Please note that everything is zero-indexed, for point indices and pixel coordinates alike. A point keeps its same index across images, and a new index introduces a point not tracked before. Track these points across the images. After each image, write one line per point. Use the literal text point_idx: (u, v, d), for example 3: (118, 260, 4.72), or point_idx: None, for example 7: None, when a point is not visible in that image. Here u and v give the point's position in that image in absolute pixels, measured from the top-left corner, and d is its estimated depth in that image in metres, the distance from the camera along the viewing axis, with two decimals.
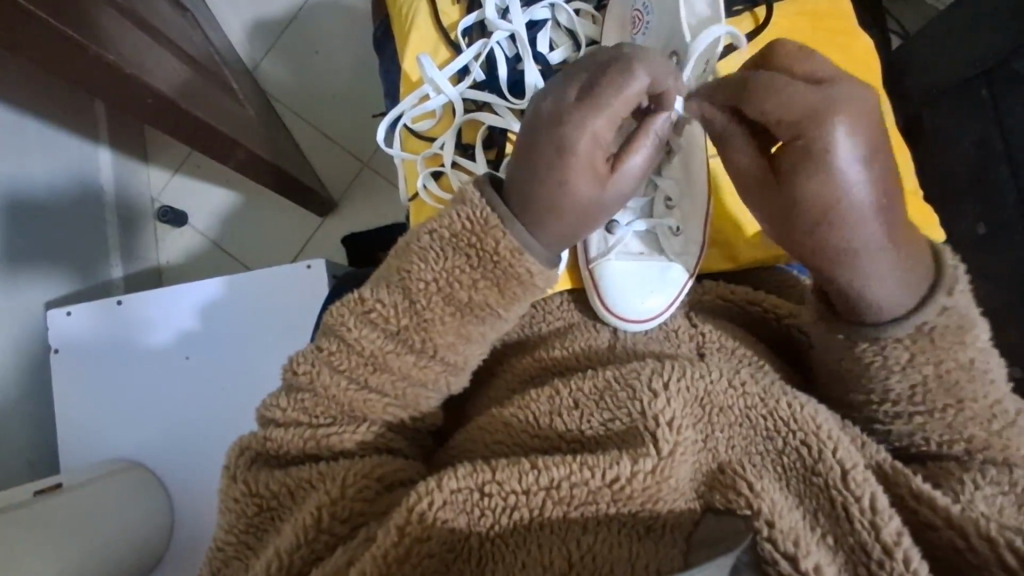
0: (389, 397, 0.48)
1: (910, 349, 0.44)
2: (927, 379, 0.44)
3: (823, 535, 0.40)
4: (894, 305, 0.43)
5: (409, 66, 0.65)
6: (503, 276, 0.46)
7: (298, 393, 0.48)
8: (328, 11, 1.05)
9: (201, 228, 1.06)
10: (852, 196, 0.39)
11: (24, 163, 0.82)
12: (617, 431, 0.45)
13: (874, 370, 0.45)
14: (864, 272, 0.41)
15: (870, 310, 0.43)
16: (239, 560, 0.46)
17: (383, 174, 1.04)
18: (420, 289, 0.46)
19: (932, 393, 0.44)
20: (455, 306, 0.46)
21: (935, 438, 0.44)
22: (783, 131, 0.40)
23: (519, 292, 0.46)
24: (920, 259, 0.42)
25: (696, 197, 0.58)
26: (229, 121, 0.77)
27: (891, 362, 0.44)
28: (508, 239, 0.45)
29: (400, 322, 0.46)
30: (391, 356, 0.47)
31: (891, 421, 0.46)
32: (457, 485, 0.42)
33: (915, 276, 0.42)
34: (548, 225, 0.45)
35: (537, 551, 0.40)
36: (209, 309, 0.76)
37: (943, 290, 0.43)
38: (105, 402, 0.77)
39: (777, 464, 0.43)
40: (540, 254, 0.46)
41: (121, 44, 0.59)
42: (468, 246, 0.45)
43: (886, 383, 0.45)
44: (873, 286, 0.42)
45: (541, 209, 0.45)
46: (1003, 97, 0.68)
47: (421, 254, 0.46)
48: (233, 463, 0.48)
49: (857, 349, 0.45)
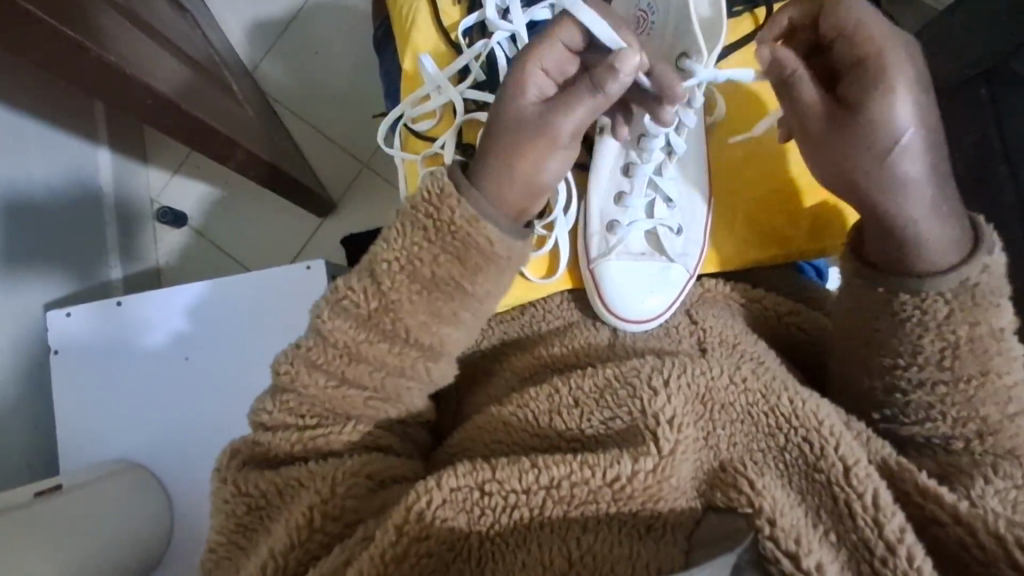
0: (368, 391, 0.48)
1: (949, 305, 0.44)
2: (958, 341, 0.44)
3: (825, 533, 0.40)
4: (941, 255, 0.45)
5: (409, 67, 0.65)
6: (464, 246, 0.46)
7: (282, 395, 0.49)
8: (328, 12, 1.05)
9: (198, 229, 1.06)
10: (915, 108, 0.44)
11: (25, 164, 0.82)
12: (618, 430, 0.45)
13: (908, 330, 0.46)
14: (914, 192, 0.45)
15: (911, 249, 0.45)
16: (229, 560, 0.45)
17: (384, 174, 1.04)
18: (383, 269, 0.47)
19: (962, 359, 0.44)
20: (421, 283, 0.47)
21: (952, 414, 0.45)
22: (851, 53, 0.45)
23: (481, 263, 0.47)
24: (956, 208, 0.46)
25: (696, 202, 0.60)
26: (229, 121, 0.77)
27: (927, 320, 0.45)
28: (464, 208, 0.46)
29: (370, 306, 0.47)
30: (365, 345, 0.47)
31: (913, 390, 0.46)
32: (457, 484, 0.42)
33: (953, 224, 0.45)
34: (498, 171, 0.48)
35: (537, 551, 0.40)
36: (208, 309, 0.76)
37: (983, 250, 0.45)
38: (104, 402, 0.76)
39: (779, 462, 0.42)
40: (502, 224, 0.47)
41: (122, 44, 0.59)
42: (425, 219, 0.47)
43: (915, 344, 0.45)
44: (918, 210, 0.45)
45: (503, 130, 0.48)
46: (1002, 97, 0.69)
47: (386, 234, 0.48)
48: (224, 465, 0.48)
49: (895, 303, 0.46)
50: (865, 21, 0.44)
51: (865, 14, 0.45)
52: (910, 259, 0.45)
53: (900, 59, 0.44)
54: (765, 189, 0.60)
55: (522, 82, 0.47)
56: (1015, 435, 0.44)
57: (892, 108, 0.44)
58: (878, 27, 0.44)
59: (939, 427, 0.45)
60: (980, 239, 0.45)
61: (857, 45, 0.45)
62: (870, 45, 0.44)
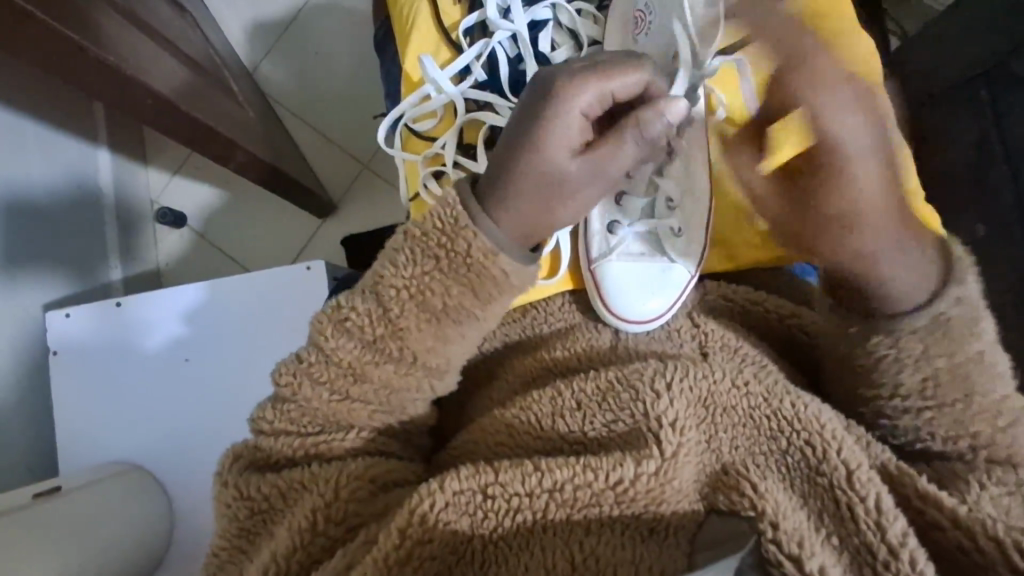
0: (373, 405, 0.48)
1: (924, 342, 0.44)
2: (938, 372, 0.44)
3: (827, 536, 0.39)
4: (911, 295, 0.45)
5: (410, 66, 0.65)
6: (479, 275, 0.46)
7: (283, 405, 0.48)
8: (328, 13, 1.05)
9: (198, 230, 1.05)
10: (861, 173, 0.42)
11: (25, 164, 0.82)
12: (620, 432, 0.45)
13: (887, 364, 0.46)
14: (878, 248, 0.44)
15: (882, 297, 0.45)
16: (234, 564, 0.45)
17: (384, 175, 1.04)
18: (391, 296, 0.46)
19: (943, 387, 0.44)
20: (431, 313, 0.46)
21: (941, 433, 0.45)
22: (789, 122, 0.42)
23: (495, 293, 0.47)
24: (924, 242, 0.45)
25: (697, 199, 0.59)
26: (229, 122, 0.76)
27: (904, 356, 0.45)
28: (479, 240, 0.45)
29: (376, 332, 0.47)
30: (370, 366, 0.47)
31: (899, 416, 0.46)
32: (460, 486, 0.42)
33: (921, 262, 0.45)
34: (512, 205, 0.46)
35: (540, 554, 0.40)
36: (209, 311, 0.76)
37: (953, 280, 0.44)
38: (104, 404, 0.76)
39: (781, 465, 0.42)
40: (511, 247, 0.46)
41: (121, 44, 0.59)
42: (437, 248, 0.46)
43: (897, 376, 0.46)
44: (886, 265, 0.44)
45: (522, 176, 0.45)
46: (1002, 97, 0.69)
47: (393, 256, 0.47)
48: (226, 468, 0.48)
49: (869, 343, 0.46)
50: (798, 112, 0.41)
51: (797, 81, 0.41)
52: (878, 302, 0.46)
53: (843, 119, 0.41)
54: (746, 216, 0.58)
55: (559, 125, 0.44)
56: (1009, 447, 0.44)
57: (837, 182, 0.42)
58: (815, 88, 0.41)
59: (929, 446, 0.45)
60: (950, 269, 0.45)
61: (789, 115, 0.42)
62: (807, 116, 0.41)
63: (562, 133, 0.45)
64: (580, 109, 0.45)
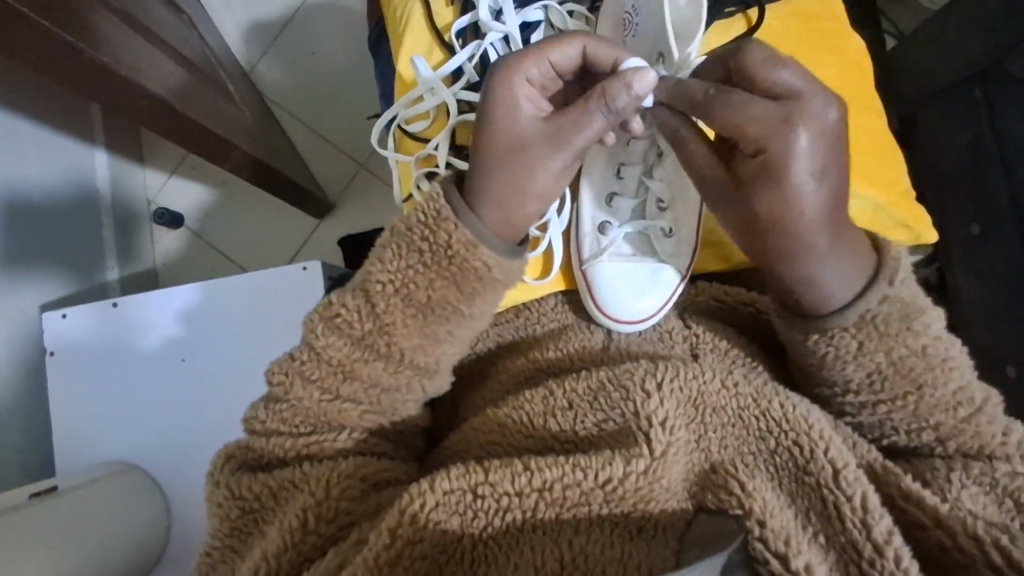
0: (363, 405, 0.48)
1: (858, 338, 0.45)
2: (882, 366, 0.45)
3: (814, 534, 0.40)
4: (840, 293, 0.45)
5: (403, 67, 0.65)
6: (458, 271, 0.46)
7: (277, 404, 0.49)
8: (325, 15, 1.05)
9: (195, 231, 1.06)
10: (811, 190, 0.41)
11: (22, 166, 0.82)
12: (611, 431, 0.45)
13: (831, 362, 0.46)
14: (817, 254, 0.43)
15: (814, 300, 0.45)
16: (225, 563, 0.46)
17: (380, 176, 1.05)
18: (377, 290, 0.47)
19: (891, 380, 0.45)
20: (415, 308, 0.47)
21: (902, 426, 0.46)
22: (753, 141, 0.42)
23: (478, 288, 0.47)
24: (854, 245, 0.44)
25: (688, 198, 0.59)
26: (224, 122, 0.77)
27: (843, 353, 0.45)
28: (460, 232, 0.46)
29: (364, 327, 0.47)
30: (359, 364, 0.47)
31: (859, 413, 0.47)
32: (451, 486, 0.42)
33: (853, 267, 0.44)
34: (483, 193, 0.46)
35: (530, 553, 0.40)
36: (202, 312, 0.76)
37: (884, 278, 0.45)
38: (99, 404, 0.76)
39: (769, 464, 0.43)
40: (495, 243, 0.46)
41: (116, 45, 0.59)
42: (420, 241, 0.46)
43: (845, 373, 0.46)
44: (816, 269, 0.44)
45: (485, 154, 0.46)
46: (994, 97, 0.68)
47: (381, 254, 0.47)
48: (218, 468, 0.48)
49: (809, 342, 0.46)
50: (753, 114, 0.41)
51: (760, 104, 0.41)
52: (813, 304, 0.45)
53: (809, 143, 0.40)
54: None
55: (508, 96, 0.46)
56: (977, 437, 0.44)
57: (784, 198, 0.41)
58: (782, 115, 0.40)
59: (897, 440, 0.46)
60: (880, 264, 0.45)
61: (753, 137, 0.42)
62: (767, 136, 0.41)
63: (515, 105, 0.47)
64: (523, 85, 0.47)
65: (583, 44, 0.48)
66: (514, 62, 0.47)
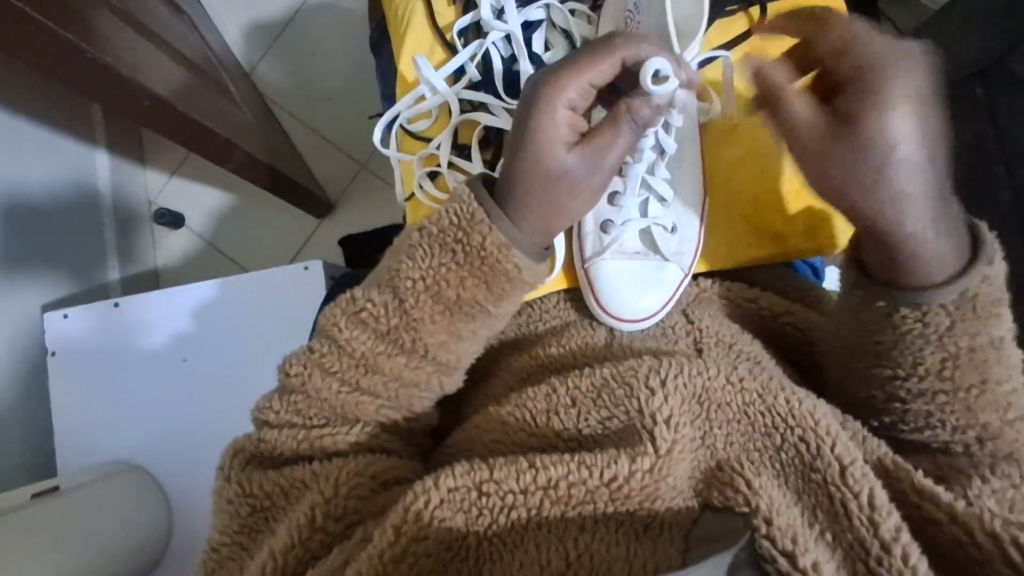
0: (381, 399, 0.48)
1: (951, 316, 0.44)
2: (959, 351, 0.44)
3: (822, 532, 0.40)
4: (938, 271, 0.44)
5: (404, 67, 0.65)
6: (490, 270, 0.47)
7: (291, 395, 0.48)
8: (324, 15, 1.05)
9: (197, 231, 1.06)
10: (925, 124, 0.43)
11: (23, 167, 0.82)
12: (615, 429, 0.45)
13: (910, 340, 0.45)
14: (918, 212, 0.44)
15: (917, 269, 0.44)
16: (234, 561, 0.45)
17: (382, 174, 1.05)
18: (407, 287, 0.47)
19: (962, 368, 0.44)
20: (444, 305, 0.47)
21: (952, 421, 0.45)
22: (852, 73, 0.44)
23: (507, 288, 0.48)
24: (951, 214, 0.45)
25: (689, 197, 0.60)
26: (226, 122, 0.77)
27: (929, 331, 0.45)
28: (494, 235, 0.46)
29: (389, 322, 0.47)
30: (382, 357, 0.47)
31: (913, 400, 0.46)
32: (456, 483, 0.42)
33: (956, 237, 0.45)
34: (530, 210, 0.47)
35: (534, 551, 0.40)
36: (204, 310, 0.76)
37: (983, 261, 0.44)
38: (101, 405, 0.76)
39: (775, 461, 0.43)
40: (525, 245, 0.47)
41: (118, 45, 0.59)
42: (454, 243, 0.47)
43: (918, 353, 0.45)
44: (920, 227, 0.44)
45: (530, 173, 0.47)
46: (997, 97, 0.69)
47: (410, 252, 0.48)
48: (227, 463, 0.48)
49: (896, 318, 0.46)
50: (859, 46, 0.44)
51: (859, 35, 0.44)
52: (911, 279, 0.45)
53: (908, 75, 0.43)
54: (738, 210, 0.60)
55: (547, 115, 0.46)
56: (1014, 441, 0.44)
57: (895, 126, 0.42)
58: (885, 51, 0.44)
59: (938, 433, 0.45)
60: (980, 247, 0.45)
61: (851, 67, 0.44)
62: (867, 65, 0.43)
63: (556, 125, 0.47)
64: (559, 106, 0.47)
65: (620, 58, 0.47)
66: (557, 83, 0.46)
